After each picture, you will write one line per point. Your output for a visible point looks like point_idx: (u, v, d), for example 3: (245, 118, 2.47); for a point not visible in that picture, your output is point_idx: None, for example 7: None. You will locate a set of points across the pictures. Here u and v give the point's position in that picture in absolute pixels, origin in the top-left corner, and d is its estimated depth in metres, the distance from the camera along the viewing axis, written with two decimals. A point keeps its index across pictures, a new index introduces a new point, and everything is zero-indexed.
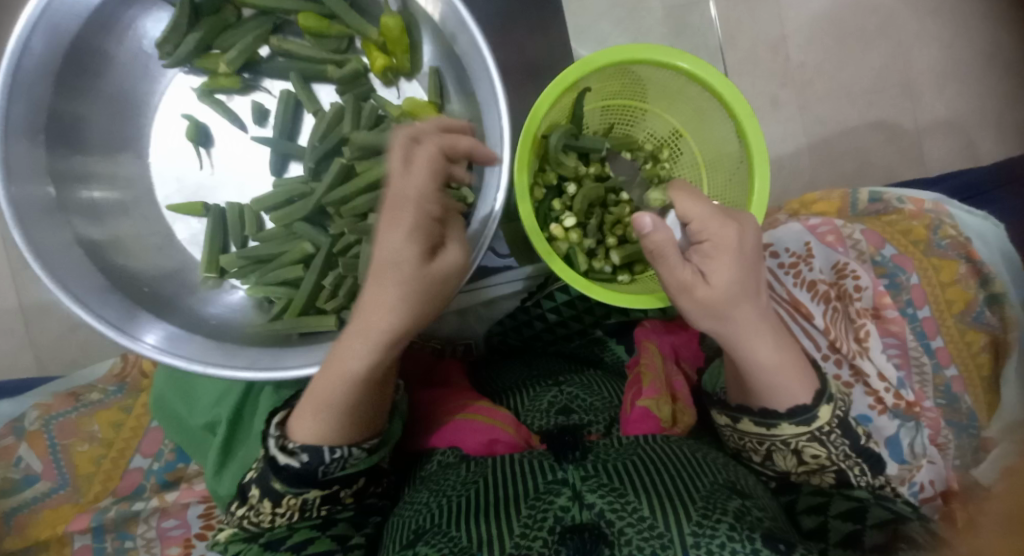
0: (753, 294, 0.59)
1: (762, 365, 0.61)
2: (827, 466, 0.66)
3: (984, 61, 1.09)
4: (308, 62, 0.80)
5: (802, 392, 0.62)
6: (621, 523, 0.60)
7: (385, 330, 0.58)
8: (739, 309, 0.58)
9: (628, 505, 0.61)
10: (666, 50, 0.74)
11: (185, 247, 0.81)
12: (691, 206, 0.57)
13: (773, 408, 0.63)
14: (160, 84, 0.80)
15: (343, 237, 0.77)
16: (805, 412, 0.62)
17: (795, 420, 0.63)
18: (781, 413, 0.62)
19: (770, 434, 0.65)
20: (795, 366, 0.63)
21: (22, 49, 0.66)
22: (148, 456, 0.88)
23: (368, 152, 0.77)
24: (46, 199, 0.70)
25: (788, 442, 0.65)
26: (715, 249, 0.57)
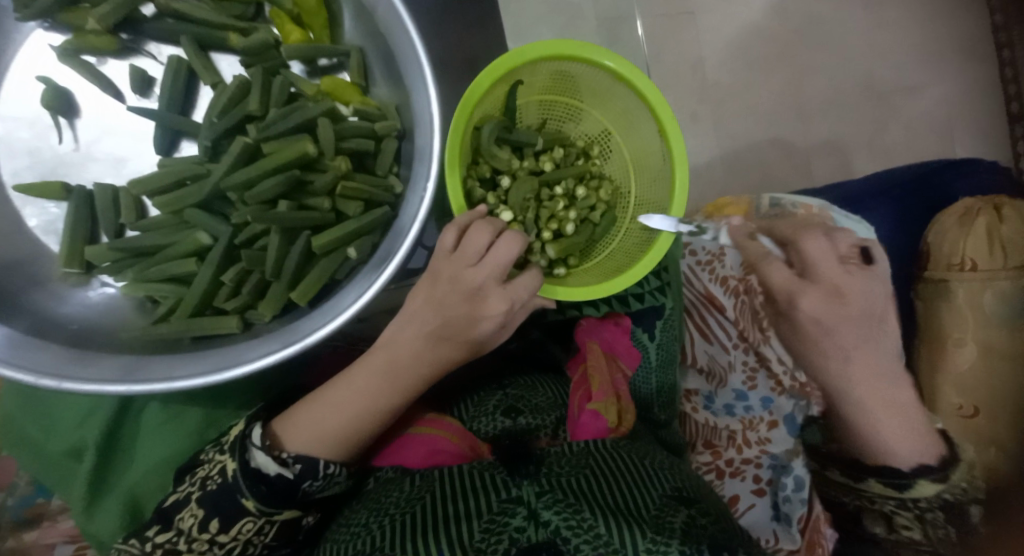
0: (862, 364, 0.82)
1: (888, 433, 0.79)
2: (921, 543, 0.81)
3: (862, 88, 1.15)
4: (203, 25, 0.68)
5: (924, 457, 0.78)
6: (577, 540, 0.59)
7: (406, 360, 0.67)
8: (863, 392, 0.82)
9: (584, 521, 0.60)
10: (595, 49, 0.74)
11: (38, 236, 0.67)
12: (773, 268, 0.89)
13: (868, 463, 0.82)
14: (15, 40, 0.67)
15: (248, 227, 0.67)
16: (901, 480, 0.79)
17: (884, 480, 0.81)
18: (874, 469, 0.81)
19: (863, 485, 0.85)
20: (907, 439, 0.78)
21: None
22: (1, 489, 0.79)
23: (280, 131, 0.68)
24: None
25: (877, 500, 0.84)
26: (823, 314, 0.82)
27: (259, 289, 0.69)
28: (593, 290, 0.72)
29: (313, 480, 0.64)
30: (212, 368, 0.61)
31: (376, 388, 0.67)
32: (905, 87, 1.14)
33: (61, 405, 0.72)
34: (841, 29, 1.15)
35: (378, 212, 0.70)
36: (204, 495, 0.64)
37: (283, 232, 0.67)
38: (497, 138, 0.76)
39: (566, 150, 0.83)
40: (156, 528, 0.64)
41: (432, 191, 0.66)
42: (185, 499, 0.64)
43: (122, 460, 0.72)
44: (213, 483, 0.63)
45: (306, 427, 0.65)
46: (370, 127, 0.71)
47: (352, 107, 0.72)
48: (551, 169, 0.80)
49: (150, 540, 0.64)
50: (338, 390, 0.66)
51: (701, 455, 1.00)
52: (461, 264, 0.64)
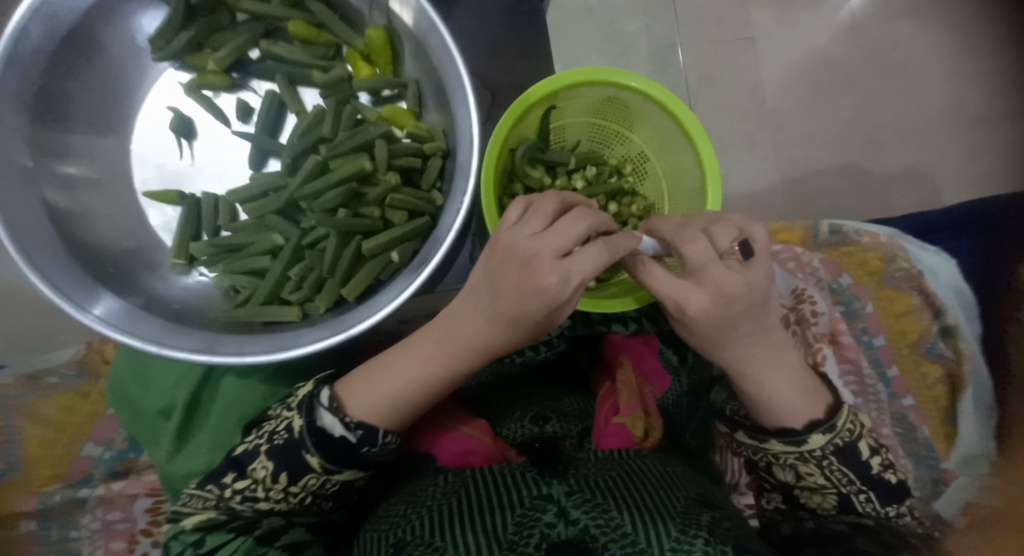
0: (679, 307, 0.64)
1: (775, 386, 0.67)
2: (828, 486, 0.69)
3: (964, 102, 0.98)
4: (295, 65, 0.82)
5: (798, 417, 0.67)
6: (605, 539, 0.62)
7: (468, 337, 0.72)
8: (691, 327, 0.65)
9: (612, 520, 0.64)
10: (625, 75, 0.79)
11: (156, 232, 0.83)
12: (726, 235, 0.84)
13: (785, 424, 0.68)
14: (150, 77, 0.83)
15: (313, 231, 0.79)
16: (794, 434, 0.67)
17: (780, 438, 0.68)
18: (771, 430, 0.69)
19: (762, 446, 0.71)
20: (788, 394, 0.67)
21: (21, 34, 0.69)
22: (99, 444, 0.91)
23: (344, 151, 0.80)
24: (23, 170, 0.72)
25: (778, 457, 0.70)
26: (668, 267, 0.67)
27: (317, 285, 0.80)
28: (606, 305, 0.83)
29: (372, 439, 0.73)
30: (274, 347, 0.72)
31: (433, 361, 0.74)
32: None
33: (157, 368, 0.87)
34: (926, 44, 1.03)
35: (418, 221, 0.80)
36: (271, 448, 0.72)
37: (339, 235, 0.78)
38: (531, 158, 0.83)
39: (599, 169, 0.89)
40: (233, 474, 0.73)
41: (468, 205, 0.74)
42: (256, 451, 0.73)
43: (199, 421, 0.84)
44: (280, 437, 0.71)
45: (366, 392, 0.74)
46: (420, 148, 0.81)
47: (406, 131, 0.81)
48: (582, 186, 0.86)
49: (227, 486, 0.73)
50: (402, 360, 0.75)
51: (743, 496, 0.88)
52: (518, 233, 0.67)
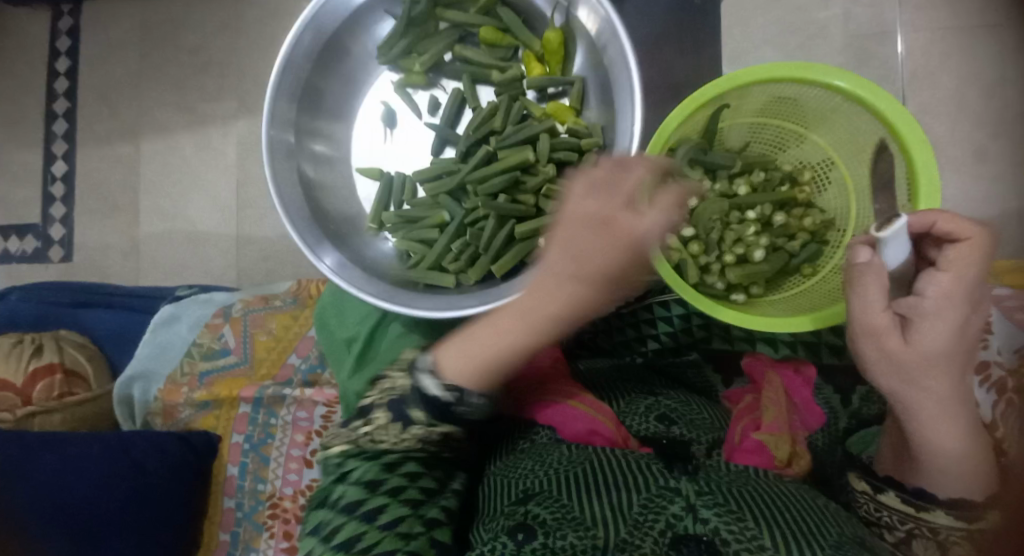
0: (932, 334, 0.55)
1: (949, 453, 0.60)
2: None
3: None
4: (478, 66, 0.94)
5: (971, 491, 0.62)
6: (736, 545, 0.63)
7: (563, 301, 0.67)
8: (923, 359, 0.56)
9: (747, 529, 0.63)
10: (824, 68, 0.71)
11: (361, 200, 1.00)
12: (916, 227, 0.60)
13: (933, 493, 0.63)
14: (373, 77, 1.01)
15: (475, 211, 0.90)
16: (969, 509, 0.62)
17: (951, 512, 0.62)
18: (940, 500, 0.63)
19: (921, 516, 0.65)
20: (968, 467, 0.61)
21: (296, 41, 0.88)
22: (301, 356, 1.07)
23: (511, 143, 0.89)
24: (288, 145, 0.91)
25: (936, 531, 0.64)
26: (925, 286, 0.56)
27: (473, 258, 0.91)
28: (766, 322, 0.73)
29: (469, 398, 0.69)
30: (436, 307, 0.83)
31: (537, 320, 0.69)
32: None
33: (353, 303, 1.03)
34: None
35: None
36: (390, 401, 0.73)
37: (498, 217, 0.88)
38: (692, 159, 0.82)
39: (769, 174, 0.83)
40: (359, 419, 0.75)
41: None
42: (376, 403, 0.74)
43: (371, 353, 0.99)
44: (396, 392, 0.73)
45: (458, 357, 0.70)
46: (578, 143, 0.86)
47: (567, 126, 0.87)
48: (745, 192, 0.83)
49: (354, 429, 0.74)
50: (493, 329, 0.71)
51: None
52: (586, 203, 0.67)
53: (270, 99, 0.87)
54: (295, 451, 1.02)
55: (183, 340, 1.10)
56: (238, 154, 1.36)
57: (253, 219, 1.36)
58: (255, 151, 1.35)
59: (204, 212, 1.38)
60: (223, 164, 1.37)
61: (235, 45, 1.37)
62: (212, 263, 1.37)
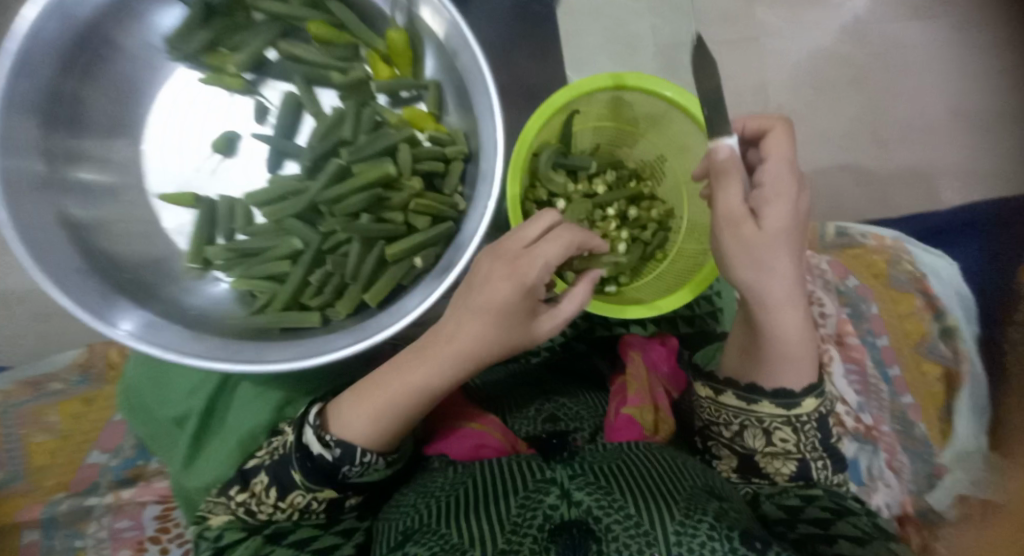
0: (781, 207, 0.62)
1: (785, 326, 0.66)
2: (791, 453, 0.71)
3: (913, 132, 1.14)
4: (313, 65, 0.81)
5: (792, 381, 0.68)
6: (609, 520, 0.63)
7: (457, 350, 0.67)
8: (774, 228, 0.63)
9: (615, 503, 0.64)
10: (654, 79, 0.79)
11: (171, 236, 0.81)
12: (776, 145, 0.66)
13: (765, 384, 0.68)
14: (162, 77, 0.81)
15: (333, 235, 0.77)
16: (789, 397, 0.68)
17: (774, 399, 0.68)
18: (765, 391, 0.68)
19: (748, 408, 0.70)
20: (802, 352, 0.67)
21: (35, 34, 0.67)
22: (106, 451, 0.87)
23: (365, 154, 0.78)
24: (37, 176, 0.70)
25: (764, 420, 0.70)
26: (767, 188, 0.63)
27: (338, 290, 0.79)
28: (639, 310, 0.79)
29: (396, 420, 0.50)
30: (297, 355, 0.70)
31: (426, 377, 0.69)
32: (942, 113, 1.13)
33: (177, 377, 0.84)
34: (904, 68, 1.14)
35: (443, 227, 0.79)
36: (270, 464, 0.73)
37: (363, 241, 0.77)
38: (554, 163, 0.84)
39: (619, 172, 0.90)
40: (236, 487, 0.74)
41: (490, 212, 0.74)
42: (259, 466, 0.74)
43: (215, 428, 0.82)
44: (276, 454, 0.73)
45: (356, 414, 0.70)
46: (442, 151, 0.80)
47: (427, 134, 0.82)
48: (603, 191, 0.88)
49: (232, 499, 0.73)
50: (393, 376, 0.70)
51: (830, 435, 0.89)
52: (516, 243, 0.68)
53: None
54: None
55: None
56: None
57: None
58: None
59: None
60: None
61: None
62: None
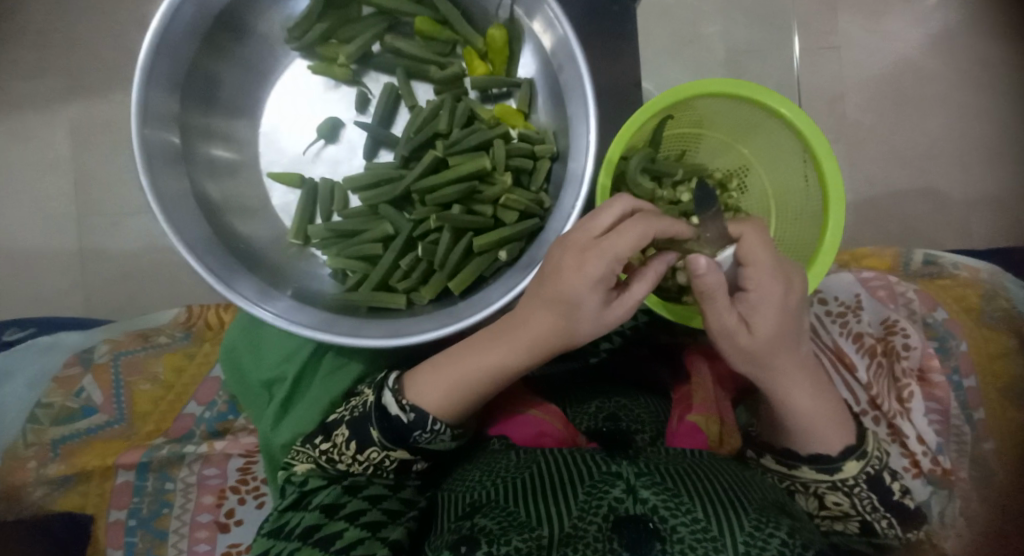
0: (764, 316, 0.65)
1: (797, 406, 0.71)
2: (851, 514, 0.74)
3: (989, 156, 1.11)
4: (415, 60, 0.84)
5: (828, 447, 0.72)
6: (674, 521, 0.64)
7: (533, 338, 0.71)
8: (766, 342, 0.67)
9: (682, 505, 0.65)
10: (759, 90, 0.79)
11: (277, 213, 0.86)
12: (752, 246, 0.66)
13: (797, 451, 0.74)
14: (282, 63, 0.86)
15: (425, 223, 0.81)
16: (829, 462, 0.72)
17: (812, 465, 0.73)
18: (803, 456, 0.73)
19: (792, 473, 0.76)
20: (826, 420, 0.72)
21: (174, 12, 0.70)
22: (202, 404, 0.96)
23: (459, 148, 0.81)
24: (172, 148, 0.75)
25: (809, 484, 0.75)
26: (746, 279, 0.66)
27: (424, 275, 0.83)
28: None
29: None
30: (391, 332, 0.74)
31: (503, 356, 0.73)
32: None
33: (270, 342, 0.91)
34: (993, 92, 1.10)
35: (528, 222, 0.81)
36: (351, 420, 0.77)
37: (453, 230, 0.81)
38: (642, 169, 0.84)
39: (704, 180, 0.89)
40: (320, 437, 0.79)
41: (580, 208, 0.75)
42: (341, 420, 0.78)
43: (301, 394, 0.89)
44: (357, 411, 0.76)
45: (432, 383, 0.74)
46: (532, 148, 0.82)
47: (518, 131, 0.83)
48: (688, 197, 0.85)
49: (317, 446, 0.78)
50: (470, 356, 0.74)
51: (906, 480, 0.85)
52: (586, 234, 0.64)
53: (138, 91, 0.70)
54: (203, 517, 0.90)
55: (26, 401, 0.95)
56: (76, 146, 1.14)
57: (98, 231, 1.15)
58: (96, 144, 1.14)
59: (29, 224, 1.16)
60: (57, 162, 1.15)
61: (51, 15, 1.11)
62: (47, 288, 1.16)
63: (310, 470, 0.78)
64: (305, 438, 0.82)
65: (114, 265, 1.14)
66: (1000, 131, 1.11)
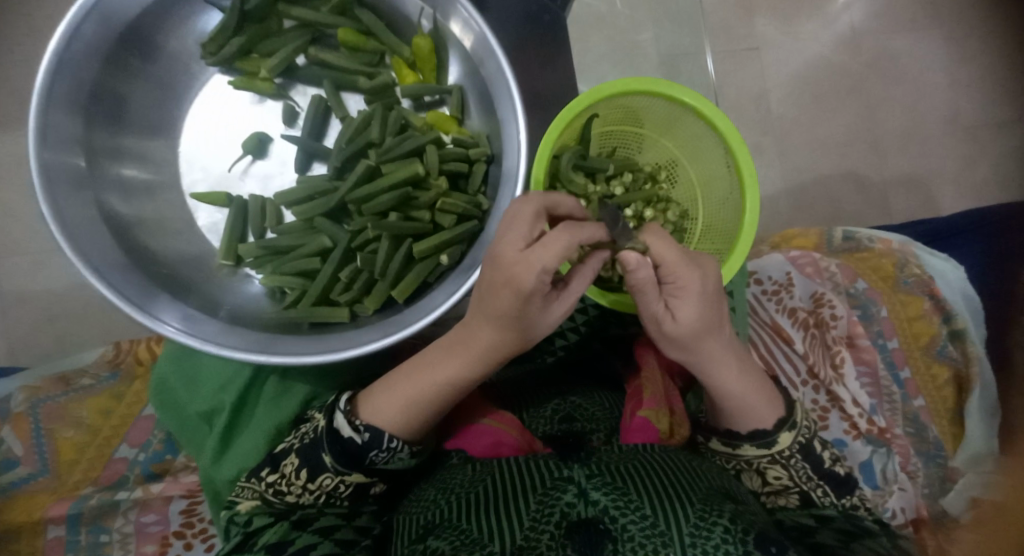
0: (685, 307, 0.66)
1: (732, 387, 0.73)
2: (790, 486, 0.75)
3: (905, 138, 1.17)
4: (341, 71, 0.84)
5: (764, 422, 0.74)
6: (624, 520, 0.64)
7: (482, 348, 0.70)
8: (691, 330, 0.67)
9: (631, 503, 0.65)
10: (671, 85, 0.83)
11: (205, 235, 0.83)
12: (660, 247, 0.64)
13: (737, 430, 0.76)
14: (201, 80, 0.84)
15: (363, 233, 0.80)
16: (765, 436, 0.75)
17: (752, 442, 0.75)
18: (743, 435, 0.75)
19: (735, 453, 0.78)
20: (759, 397, 0.74)
21: (73, 33, 0.69)
22: (134, 446, 0.90)
23: (392, 156, 0.81)
24: (78, 170, 0.73)
25: (751, 462, 0.77)
26: (664, 276, 0.65)
27: (366, 286, 0.82)
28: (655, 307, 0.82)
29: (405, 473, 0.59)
30: (330, 348, 0.72)
31: (455, 370, 0.72)
32: (945, 117, 1.16)
33: (208, 372, 0.88)
34: (907, 76, 1.16)
35: (467, 225, 0.81)
36: (301, 447, 0.74)
37: (391, 238, 0.80)
38: (575, 165, 0.86)
39: (636, 174, 0.92)
40: (267, 469, 0.75)
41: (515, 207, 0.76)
42: (291, 449, 0.74)
43: (244, 424, 0.85)
44: (308, 438, 0.74)
45: (386, 403, 0.73)
46: (466, 152, 0.83)
47: (452, 137, 0.84)
48: (621, 192, 0.89)
49: (262, 480, 0.74)
50: (415, 372, 0.74)
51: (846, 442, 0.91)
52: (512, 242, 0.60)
53: (36, 112, 0.68)
54: None
55: None
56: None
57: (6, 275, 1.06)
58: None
59: None
60: None
61: None
62: None
63: (255, 507, 0.74)
64: (250, 473, 0.78)
65: (29, 305, 1.06)
66: (919, 114, 1.17)
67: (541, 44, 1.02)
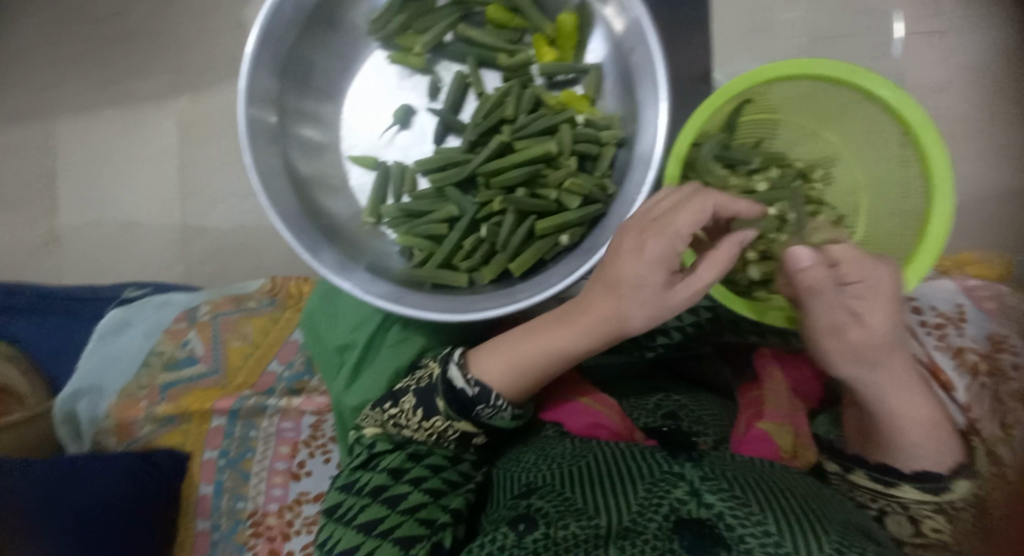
0: (877, 307, 0.58)
1: (913, 417, 0.62)
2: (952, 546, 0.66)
3: None
4: (484, 47, 0.88)
5: (935, 464, 0.64)
6: (743, 530, 0.59)
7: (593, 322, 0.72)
8: (880, 336, 0.59)
9: (753, 516, 0.59)
10: (842, 66, 0.73)
11: (355, 193, 0.94)
12: (841, 245, 0.59)
13: (898, 468, 0.65)
14: (365, 53, 0.93)
15: (489, 205, 0.85)
16: (937, 481, 0.64)
17: (915, 484, 0.65)
18: (905, 475, 0.65)
19: (887, 492, 0.67)
20: (935, 433, 0.63)
21: (276, 9, 0.79)
22: (282, 362, 1.07)
23: (527, 134, 0.85)
24: (270, 125, 0.83)
25: (907, 506, 0.67)
26: (844, 272, 0.59)
27: (486, 256, 0.87)
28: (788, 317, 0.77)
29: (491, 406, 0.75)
30: (452, 307, 0.78)
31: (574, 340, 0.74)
32: None
33: (347, 311, 0.99)
34: None
35: (591, 208, 0.81)
36: (417, 389, 0.79)
37: (516, 212, 0.84)
38: (715, 155, 0.83)
39: (782, 170, 0.83)
40: (388, 402, 0.81)
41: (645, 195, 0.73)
42: (405, 390, 0.80)
43: (370, 360, 0.96)
44: (423, 382, 0.79)
45: (501, 362, 0.76)
46: (597, 134, 0.82)
47: (585, 116, 0.84)
48: (764, 187, 0.81)
49: (384, 412, 0.81)
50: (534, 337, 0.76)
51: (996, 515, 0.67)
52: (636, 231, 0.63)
53: (247, 74, 0.79)
54: (278, 465, 1.00)
55: (142, 348, 1.09)
56: (180, 135, 1.31)
57: (196, 209, 1.30)
58: (197, 130, 1.29)
59: (145, 200, 1.33)
60: (166, 148, 1.31)
61: (170, 17, 1.30)
62: (154, 257, 1.32)
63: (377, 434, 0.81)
64: (372, 404, 0.84)
65: (202, 238, 1.29)
66: None
67: (691, 34, 1.02)
